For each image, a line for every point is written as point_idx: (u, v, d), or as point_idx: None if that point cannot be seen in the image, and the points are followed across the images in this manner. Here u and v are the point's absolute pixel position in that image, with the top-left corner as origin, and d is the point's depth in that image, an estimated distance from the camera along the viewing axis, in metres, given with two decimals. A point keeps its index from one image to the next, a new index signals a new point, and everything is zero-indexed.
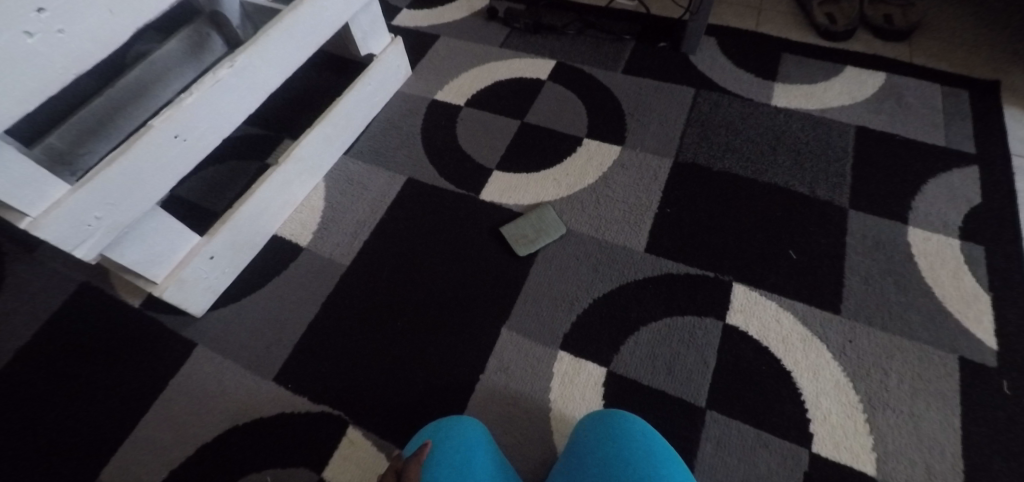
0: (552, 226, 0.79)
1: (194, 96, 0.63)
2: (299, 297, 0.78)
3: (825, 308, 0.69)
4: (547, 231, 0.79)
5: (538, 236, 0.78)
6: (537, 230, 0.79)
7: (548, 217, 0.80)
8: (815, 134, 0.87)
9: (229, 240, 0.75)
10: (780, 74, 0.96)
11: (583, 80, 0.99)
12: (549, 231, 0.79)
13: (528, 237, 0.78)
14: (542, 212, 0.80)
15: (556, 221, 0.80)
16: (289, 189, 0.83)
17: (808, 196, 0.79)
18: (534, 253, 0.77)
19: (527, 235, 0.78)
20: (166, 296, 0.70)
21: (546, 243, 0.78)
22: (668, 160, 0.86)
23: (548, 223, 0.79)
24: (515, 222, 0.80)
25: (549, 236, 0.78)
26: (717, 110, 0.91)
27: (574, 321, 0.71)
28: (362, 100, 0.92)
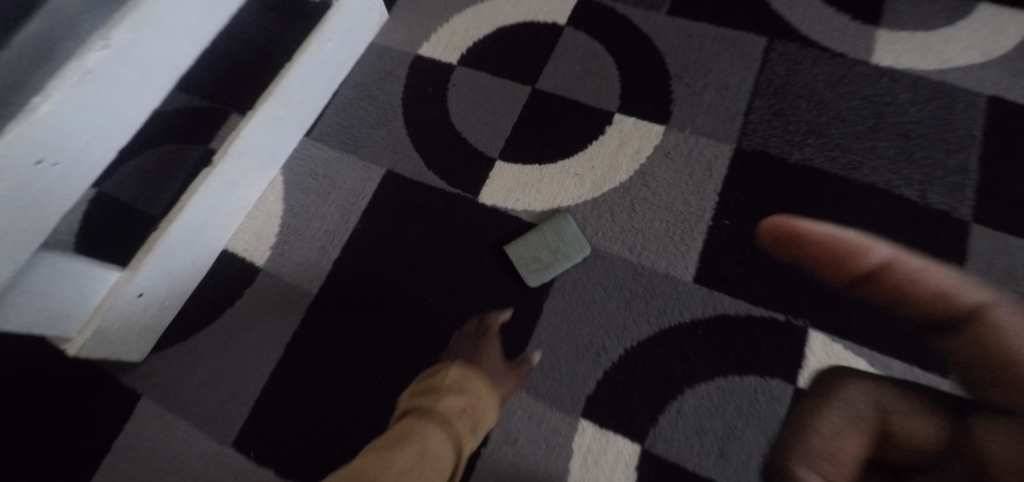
0: (573, 244, 0.60)
1: (51, 100, 0.41)
2: (259, 335, 0.63)
3: (929, 369, 0.53)
4: (567, 252, 0.60)
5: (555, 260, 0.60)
6: (553, 251, 0.60)
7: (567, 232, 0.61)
8: (929, 109, 0.64)
9: (161, 271, 0.59)
10: (886, 16, 0.70)
11: (616, 23, 0.74)
12: (570, 252, 0.60)
13: (542, 262, 0.60)
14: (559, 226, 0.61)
15: (577, 237, 0.61)
16: (235, 193, 0.65)
17: (915, 204, 0.60)
18: (550, 281, 0.60)
19: (540, 258, 0.60)
20: (87, 353, 0.56)
21: (565, 268, 0.60)
22: (727, 147, 0.65)
23: (568, 241, 0.61)
24: (524, 241, 0.61)
25: (569, 259, 0.60)
26: (797, 72, 0.68)
27: (601, 380, 0.56)
28: (321, 63, 0.69)
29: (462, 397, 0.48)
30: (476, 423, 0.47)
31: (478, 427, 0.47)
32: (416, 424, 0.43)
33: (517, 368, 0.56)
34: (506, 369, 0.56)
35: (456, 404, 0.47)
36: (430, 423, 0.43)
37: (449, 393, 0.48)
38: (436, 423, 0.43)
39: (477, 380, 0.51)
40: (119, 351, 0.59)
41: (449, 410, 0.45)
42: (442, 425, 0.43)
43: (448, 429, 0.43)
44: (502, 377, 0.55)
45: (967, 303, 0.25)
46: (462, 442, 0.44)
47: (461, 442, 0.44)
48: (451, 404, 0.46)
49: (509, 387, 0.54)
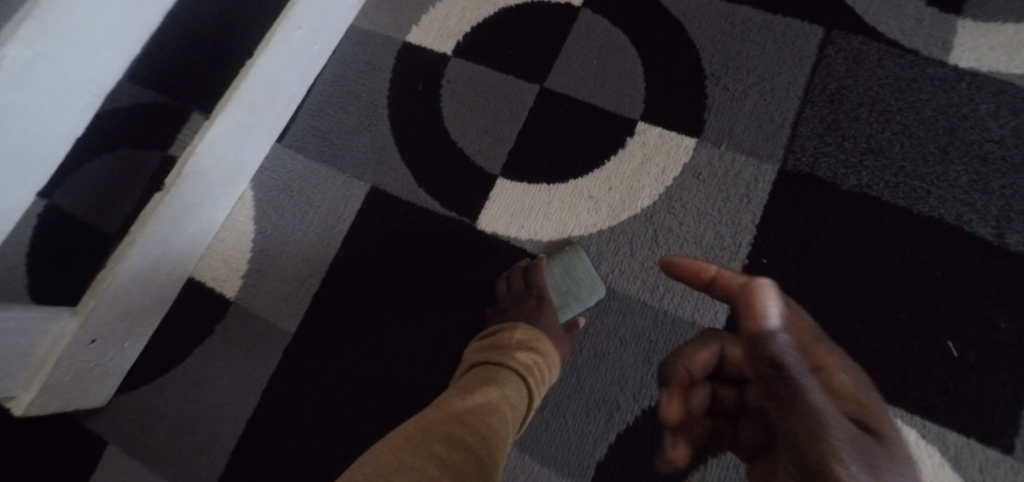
0: (585, 284, 0.53)
1: None
2: (233, 377, 0.56)
3: (992, 444, 0.46)
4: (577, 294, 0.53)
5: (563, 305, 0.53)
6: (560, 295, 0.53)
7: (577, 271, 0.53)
8: (1016, 124, 0.54)
9: (115, 313, 0.51)
10: (971, 1, 0.58)
11: (642, 5, 0.62)
12: (580, 294, 0.53)
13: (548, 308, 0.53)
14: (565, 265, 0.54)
15: (589, 274, 0.53)
16: (197, 217, 0.56)
17: (990, 244, 0.51)
18: None
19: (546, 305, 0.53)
20: (35, 410, 0.49)
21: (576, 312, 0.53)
22: (770, 167, 0.55)
23: (577, 282, 0.53)
24: (552, 282, 0.53)
25: (581, 301, 0.53)
26: (857, 74, 0.57)
27: (613, 443, 0.50)
28: (291, 57, 0.58)
29: (529, 354, 0.46)
30: (543, 377, 0.45)
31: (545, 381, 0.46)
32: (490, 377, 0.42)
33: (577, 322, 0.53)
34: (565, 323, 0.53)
35: (524, 360, 0.45)
36: (503, 379, 0.42)
37: (515, 349, 0.46)
38: (507, 380, 0.42)
39: (543, 338, 0.48)
40: (74, 400, 0.53)
41: (518, 366, 0.44)
42: (514, 382, 0.42)
43: (519, 385, 0.42)
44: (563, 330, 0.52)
45: (772, 318, 0.23)
46: (531, 397, 0.43)
47: (530, 399, 0.43)
48: (519, 360, 0.44)
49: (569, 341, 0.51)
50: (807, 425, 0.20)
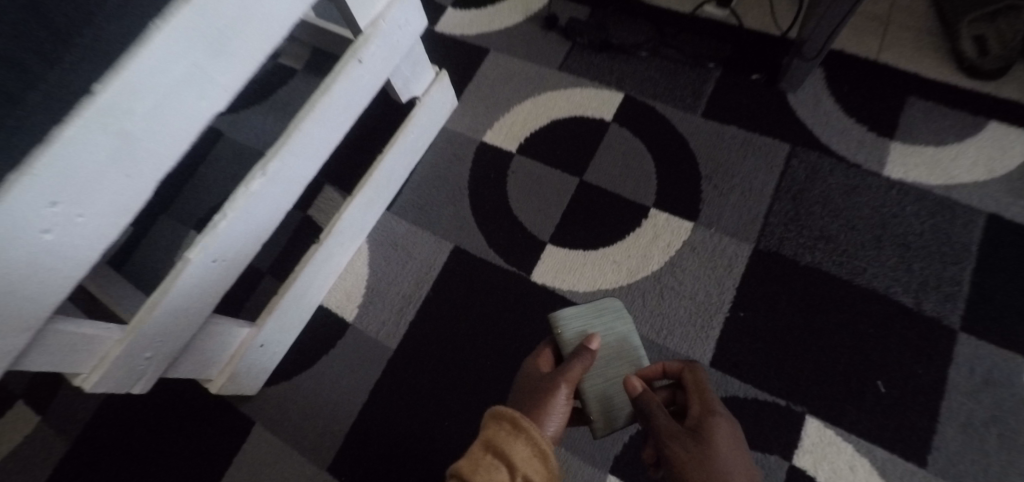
0: (610, 314, 0.63)
1: (228, 217, 0.58)
2: (348, 379, 0.78)
3: (909, 458, 0.63)
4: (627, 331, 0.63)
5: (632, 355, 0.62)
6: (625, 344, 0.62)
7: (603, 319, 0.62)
8: (934, 222, 0.73)
9: (276, 325, 0.74)
10: (901, 130, 0.79)
11: (656, 123, 0.85)
12: (618, 330, 0.62)
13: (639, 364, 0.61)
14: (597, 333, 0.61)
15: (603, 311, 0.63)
16: (332, 261, 0.79)
17: (911, 310, 0.69)
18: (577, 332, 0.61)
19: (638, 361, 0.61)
20: (221, 390, 0.71)
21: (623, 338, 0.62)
22: (747, 246, 0.75)
23: (608, 325, 0.62)
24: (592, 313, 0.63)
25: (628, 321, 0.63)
26: (815, 180, 0.78)
27: (627, 443, 0.67)
28: (404, 153, 0.83)
29: (513, 430, 0.45)
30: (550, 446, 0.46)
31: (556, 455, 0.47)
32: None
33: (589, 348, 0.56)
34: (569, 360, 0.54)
35: (504, 442, 0.45)
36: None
37: (492, 428, 0.46)
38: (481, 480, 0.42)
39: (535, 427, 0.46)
40: (242, 389, 0.74)
41: (507, 453, 0.44)
42: (499, 480, 0.42)
43: (509, 478, 0.43)
44: (564, 373, 0.53)
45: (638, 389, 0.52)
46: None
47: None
48: (504, 445, 0.44)
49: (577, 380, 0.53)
50: (661, 432, 0.48)
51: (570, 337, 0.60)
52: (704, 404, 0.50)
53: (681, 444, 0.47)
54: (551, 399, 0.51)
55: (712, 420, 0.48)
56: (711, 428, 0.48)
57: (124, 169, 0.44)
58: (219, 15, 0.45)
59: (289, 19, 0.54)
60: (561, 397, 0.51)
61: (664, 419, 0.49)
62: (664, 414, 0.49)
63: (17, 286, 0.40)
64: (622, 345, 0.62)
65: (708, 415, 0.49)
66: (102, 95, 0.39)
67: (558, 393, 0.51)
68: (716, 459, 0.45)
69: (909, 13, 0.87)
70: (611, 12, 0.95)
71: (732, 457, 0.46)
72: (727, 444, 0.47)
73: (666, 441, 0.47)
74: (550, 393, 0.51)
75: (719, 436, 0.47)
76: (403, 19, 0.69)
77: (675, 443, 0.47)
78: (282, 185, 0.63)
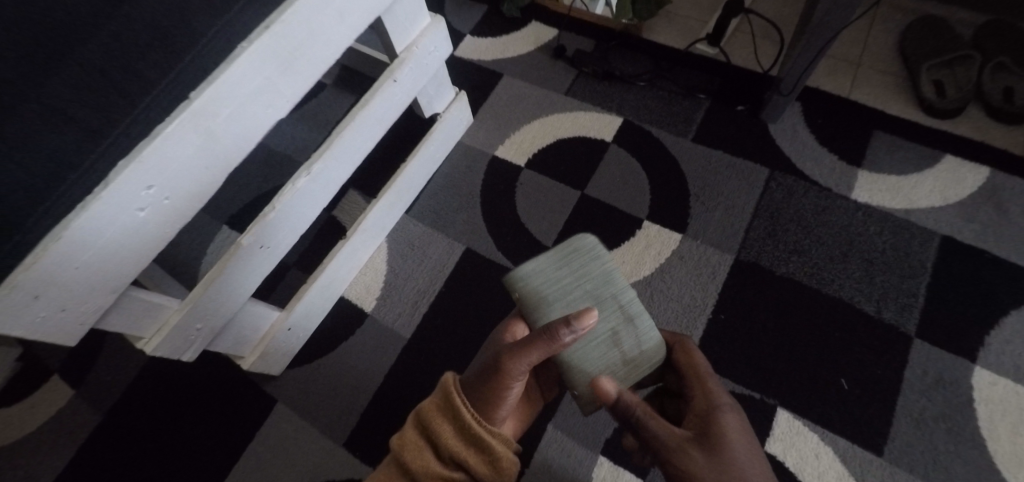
0: (584, 255, 0.55)
1: (277, 209, 0.67)
2: (365, 364, 0.85)
3: (867, 448, 0.71)
4: (607, 274, 0.54)
5: (617, 304, 0.53)
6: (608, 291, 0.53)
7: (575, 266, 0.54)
8: (894, 241, 0.83)
9: (304, 312, 0.81)
10: (868, 159, 0.89)
11: (651, 145, 0.95)
12: (595, 274, 0.54)
13: (629, 315, 0.53)
14: (570, 285, 0.53)
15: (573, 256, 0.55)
16: (356, 256, 0.87)
17: (872, 317, 0.78)
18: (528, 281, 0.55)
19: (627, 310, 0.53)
20: (252, 367, 0.77)
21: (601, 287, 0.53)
22: (729, 256, 0.84)
23: (581, 270, 0.54)
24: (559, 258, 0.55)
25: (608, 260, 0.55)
26: (791, 200, 0.87)
27: (617, 428, 0.75)
28: (425, 163, 0.92)
29: (442, 408, 0.50)
30: (480, 426, 0.48)
31: (494, 431, 0.48)
32: (398, 457, 0.49)
33: (553, 326, 0.46)
34: (524, 336, 0.48)
35: (432, 421, 0.49)
36: (412, 457, 0.48)
37: (428, 401, 0.51)
38: (410, 454, 0.48)
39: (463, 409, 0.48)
40: (269, 368, 0.81)
41: (433, 433, 0.49)
42: (425, 455, 0.48)
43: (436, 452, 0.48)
44: (514, 352, 0.47)
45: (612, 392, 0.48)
46: (471, 460, 0.47)
47: (469, 465, 0.47)
48: (432, 424, 0.49)
49: (532, 361, 0.47)
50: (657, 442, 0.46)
51: (535, 300, 0.53)
52: (706, 406, 0.48)
53: (680, 457, 0.44)
54: (496, 380, 0.48)
55: (717, 422, 0.46)
56: (715, 430, 0.45)
57: (206, 161, 0.53)
58: (291, 39, 0.55)
59: (344, 43, 0.63)
60: (507, 379, 0.48)
61: (660, 428, 0.47)
62: (655, 423, 0.47)
63: (115, 252, 0.49)
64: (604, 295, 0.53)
65: (715, 414, 0.47)
66: (198, 99, 0.49)
67: (505, 377, 0.48)
68: (725, 464, 0.43)
69: (877, 57, 0.98)
70: (613, 45, 1.06)
71: (745, 458, 0.43)
72: (739, 443, 0.44)
73: (667, 451, 0.45)
74: (497, 374, 0.48)
75: (727, 438, 0.45)
76: (432, 47, 0.80)
77: (677, 453, 0.45)
78: (322, 185, 0.73)
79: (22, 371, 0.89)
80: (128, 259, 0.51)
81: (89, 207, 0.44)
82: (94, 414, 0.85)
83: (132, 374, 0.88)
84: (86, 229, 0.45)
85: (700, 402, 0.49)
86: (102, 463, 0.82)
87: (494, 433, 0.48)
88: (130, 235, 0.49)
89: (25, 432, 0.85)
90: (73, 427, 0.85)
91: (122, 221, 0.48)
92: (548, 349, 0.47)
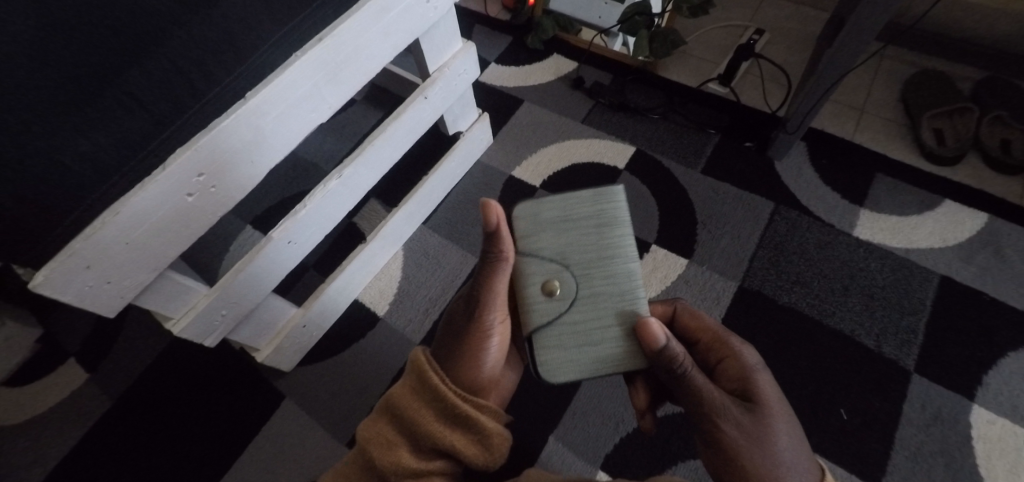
0: (606, 208, 0.53)
1: (307, 208, 0.71)
2: (374, 366, 0.88)
3: (864, 478, 0.72)
4: (618, 238, 0.53)
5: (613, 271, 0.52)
6: (611, 256, 0.52)
7: (586, 218, 0.53)
8: (894, 278, 0.85)
9: (320, 311, 0.83)
10: (870, 199, 0.93)
11: (661, 173, 0.99)
12: (592, 224, 0.53)
13: (621, 292, 0.52)
14: (571, 237, 0.53)
15: (590, 209, 0.53)
16: (374, 260, 0.90)
17: (872, 351, 0.80)
18: (533, 230, 0.53)
19: (621, 284, 0.52)
20: (265, 360, 0.79)
21: (595, 237, 0.53)
22: (732, 284, 0.87)
23: (577, 220, 0.53)
24: (564, 204, 0.54)
25: (629, 220, 0.54)
26: (793, 233, 0.91)
27: (617, 443, 0.76)
28: (445, 177, 0.97)
29: (417, 390, 0.47)
30: (464, 403, 0.45)
31: (482, 408, 0.46)
32: (368, 449, 0.45)
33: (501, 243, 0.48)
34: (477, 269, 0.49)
35: (406, 406, 0.46)
36: (386, 452, 0.44)
37: (398, 384, 0.48)
38: (380, 445, 0.45)
39: (438, 385, 0.46)
40: (280, 362, 0.83)
41: (409, 419, 0.45)
42: (401, 447, 0.45)
43: (414, 441, 0.45)
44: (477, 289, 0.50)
45: (660, 338, 0.46)
46: (460, 444, 0.45)
47: (455, 448, 0.44)
48: (405, 411, 0.46)
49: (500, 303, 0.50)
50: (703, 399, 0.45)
51: (539, 249, 0.52)
52: (740, 369, 0.49)
53: (730, 418, 0.44)
54: (470, 323, 0.50)
55: (757, 379, 0.47)
56: (757, 390, 0.47)
57: (252, 156, 0.58)
58: (340, 52, 0.61)
59: (385, 60, 0.69)
60: (483, 321, 0.50)
61: (707, 384, 0.45)
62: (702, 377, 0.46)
63: (159, 232, 0.52)
64: (605, 259, 0.52)
65: (748, 374, 0.48)
66: (253, 99, 0.54)
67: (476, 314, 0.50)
68: (766, 415, 0.45)
69: (880, 105, 1.03)
70: (629, 80, 1.12)
71: (782, 415, 0.45)
72: (776, 403, 0.46)
73: (714, 409, 0.45)
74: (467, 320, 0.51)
75: (766, 397, 0.46)
76: (462, 69, 0.86)
77: (728, 414, 0.44)
78: (350, 189, 0.77)
79: (38, 352, 0.91)
80: (173, 241, 0.54)
81: (145, 188, 0.48)
82: (105, 400, 0.87)
83: (144, 362, 0.90)
84: (140, 206, 0.48)
85: (727, 367, 0.51)
86: (109, 449, 0.83)
87: (482, 409, 0.47)
88: (177, 217, 0.53)
89: (35, 412, 0.86)
90: (84, 411, 0.86)
91: (172, 203, 0.51)
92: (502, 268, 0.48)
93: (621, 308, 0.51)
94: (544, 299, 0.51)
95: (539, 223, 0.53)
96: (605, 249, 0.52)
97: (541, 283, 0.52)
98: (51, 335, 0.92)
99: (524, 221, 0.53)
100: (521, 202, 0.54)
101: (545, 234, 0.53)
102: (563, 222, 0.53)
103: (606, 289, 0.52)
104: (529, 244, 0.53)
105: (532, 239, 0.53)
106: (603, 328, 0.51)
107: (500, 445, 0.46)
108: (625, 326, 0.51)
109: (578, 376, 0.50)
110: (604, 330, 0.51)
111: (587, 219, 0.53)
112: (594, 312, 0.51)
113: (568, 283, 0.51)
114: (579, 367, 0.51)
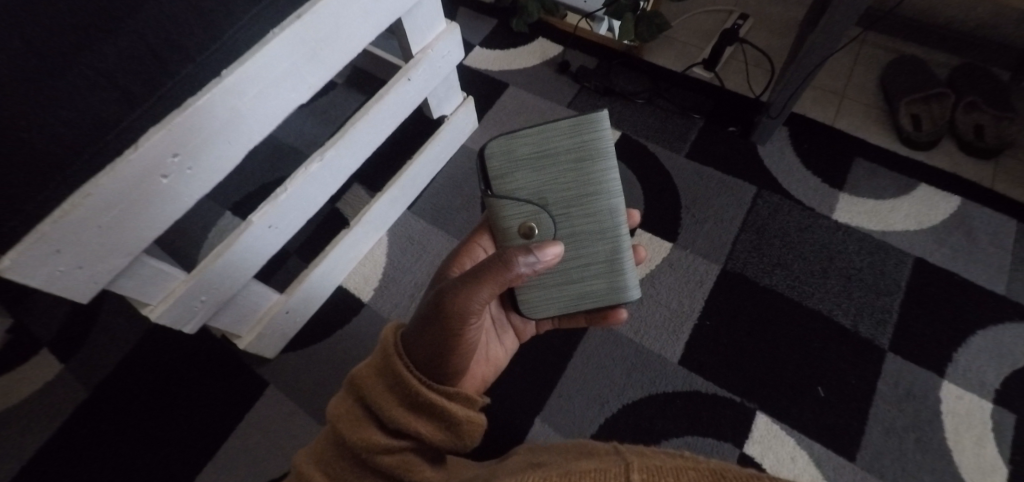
0: (581, 141, 0.51)
1: (287, 191, 0.69)
2: (360, 352, 0.87)
3: (841, 452, 0.74)
4: (601, 172, 0.52)
5: (595, 209, 0.53)
6: (592, 192, 0.52)
7: (564, 152, 0.51)
8: (871, 261, 0.87)
9: (303, 296, 0.82)
10: (849, 183, 0.94)
11: (647, 158, 0.99)
12: (568, 161, 0.51)
13: (601, 230, 0.54)
14: (548, 174, 0.52)
15: (568, 142, 0.51)
16: (358, 245, 0.89)
17: (849, 331, 0.82)
18: (510, 166, 0.52)
19: (603, 220, 0.54)
20: (248, 347, 0.78)
21: (573, 173, 0.52)
22: (715, 267, 0.88)
23: (554, 155, 0.51)
24: (538, 137, 0.51)
25: (611, 150, 0.51)
26: (775, 216, 0.92)
27: (602, 423, 0.77)
28: (430, 160, 0.95)
29: (381, 373, 0.43)
30: (428, 390, 0.41)
31: (450, 395, 0.43)
32: (335, 428, 0.42)
33: (505, 255, 0.44)
34: (469, 270, 0.44)
35: (370, 389, 0.42)
36: (352, 431, 0.41)
37: (365, 363, 0.44)
38: (346, 424, 0.42)
39: (403, 367, 0.42)
40: (263, 349, 0.82)
41: (371, 402, 0.42)
42: (366, 428, 0.41)
43: (380, 425, 0.41)
44: (464, 289, 0.43)
45: None
46: (427, 432, 0.41)
47: (421, 435, 0.41)
48: (369, 395, 0.42)
49: (485, 293, 0.43)
50: None
51: (514, 189, 0.52)
52: None
53: None
54: (435, 312, 0.43)
55: None
56: None
57: (229, 137, 0.56)
58: (319, 30, 0.59)
59: (366, 40, 0.67)
60: (467, 328, 0.43)
61: None
62: None
63: (131, 216, 0.50)
64: (587, 196, 0.52)
65: None
66: (229, 77, 0.52)
67: (461, 322, 0.43)
68: None
69: (860, 90, 1.05)
70: (615, 64, 1.12)
71: None
72: None
73: None
74: (446, 320, 0.42)
75: None
76: (446, 51, 0.84)
77: None
78: (333, 171, 0.76)
79: (10, 342, 0.88)
80: (148, 223, 0.52)
81: (116, 169, 0.46)
82: (82, 389, 0.85)
83: (121, 352, 0.87)
84: (111, 189, 0.46)
85: None
86: (86, 440, 0.81)
87: (453, 397, 0.43)
88: (152, 200, 0.51)
89: (6, 404, 0.84)
90: (59, 402, 0.84)
91: (146, 185, 0.50)
92: (501, 282, 0.43)
93: (600, 246, 0.54)
94: (522, 240, 0.53)
95: (513, 159, 0.52)
96: (585, 186, 0.52)
97: (518, 224, 0.53)
98: (21, 325, 0.89)
99: (497, 160, 0.52)
100: (495, 137, 0.52)
101: (522, 172, 0.52)
102: (540, 158, 0.52)
103: (585, 227, 0.53)
104: (505, 184, 0.53)
105: (509, 177, 0.52)
106: (583, 265, 0.55)
107: (473, 428, 0.43)
108: (605, 260, 0.55)
109: (558, 310, 0.57)
110: (583, 268, 0.55)
111: (566, 152, 0.51)
112: (574, 251, 0.54)
113: (547, 222, 0.53)
114: (558, 305, 0.57)
